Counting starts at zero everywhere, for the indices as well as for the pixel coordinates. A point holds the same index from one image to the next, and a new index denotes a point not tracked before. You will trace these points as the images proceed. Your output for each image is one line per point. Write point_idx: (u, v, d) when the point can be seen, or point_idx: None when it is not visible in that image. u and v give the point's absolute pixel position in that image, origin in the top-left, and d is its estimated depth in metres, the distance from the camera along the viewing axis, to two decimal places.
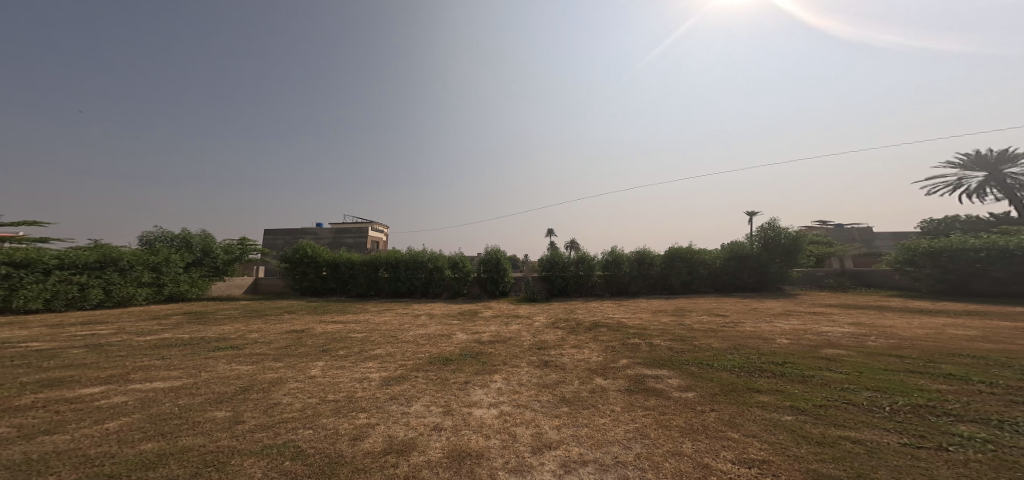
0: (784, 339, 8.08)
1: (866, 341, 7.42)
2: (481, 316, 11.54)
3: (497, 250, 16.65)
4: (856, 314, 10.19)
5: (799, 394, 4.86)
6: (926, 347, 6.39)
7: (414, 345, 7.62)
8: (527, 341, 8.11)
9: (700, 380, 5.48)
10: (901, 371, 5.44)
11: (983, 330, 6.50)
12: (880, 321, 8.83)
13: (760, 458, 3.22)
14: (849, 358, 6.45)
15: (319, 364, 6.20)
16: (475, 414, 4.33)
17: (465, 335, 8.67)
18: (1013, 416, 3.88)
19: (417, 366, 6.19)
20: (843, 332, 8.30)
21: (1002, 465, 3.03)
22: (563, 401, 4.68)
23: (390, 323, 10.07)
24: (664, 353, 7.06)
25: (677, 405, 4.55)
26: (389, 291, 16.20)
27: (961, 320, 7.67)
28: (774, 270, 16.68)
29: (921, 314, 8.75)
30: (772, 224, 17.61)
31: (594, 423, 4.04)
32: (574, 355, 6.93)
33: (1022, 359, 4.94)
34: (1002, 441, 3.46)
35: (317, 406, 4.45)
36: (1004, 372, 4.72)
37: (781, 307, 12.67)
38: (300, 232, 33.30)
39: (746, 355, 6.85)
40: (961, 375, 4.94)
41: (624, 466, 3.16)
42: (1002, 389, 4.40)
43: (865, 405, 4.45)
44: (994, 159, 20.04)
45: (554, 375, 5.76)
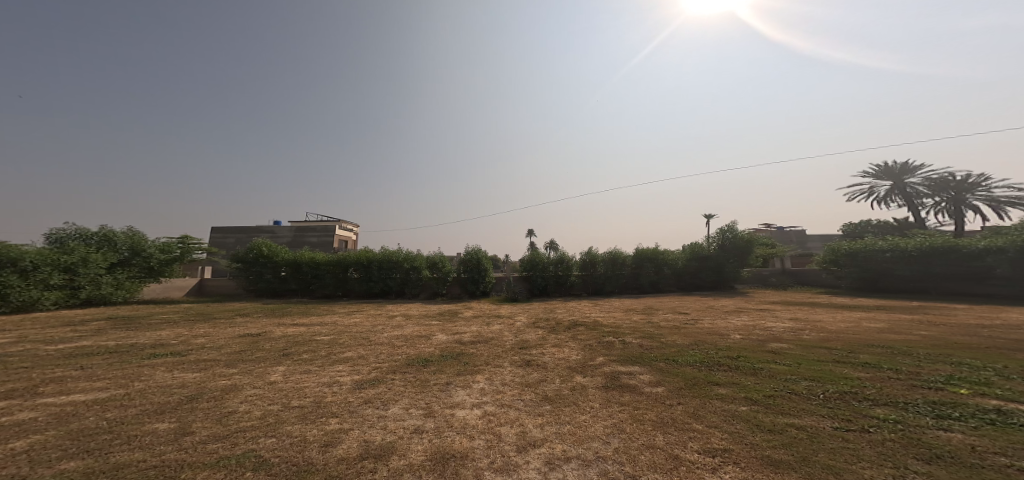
0: (736, 335, 8.62)
1: (803, 335, 8.08)
2: (459, 316, 11.42)
3: (477, 250, 16.50)
4: (795, 310, 11.06)
5: (752, 385, 5.20)
6: (849, 338, 7.07)
7: (388, 347, 7.40)
8: (509, 340, 8.11)
9: (667, 375, 5.73)
10: (830, 361, 5.97)
11: (890, 322, 7.30)
12: (813, 316, 9.66)
13: (724, 448, 3.41)
14: (790, 351, 6.98)
15: (282, 368, 5.87)
16: (459, 415, 4.28)
17: (444, 336, 8.54)
18: (917, 397, 4.36)
19: (394, 368, 6.03)
20: (785, 327, 8.98)
21: (910, 442, 3.40)
22: (545, 400, 4.72)
23: (361, 324, 9.72)
24: (635, 350, 7.31)
25: (648, 399, 4.72)
26: (362, 292, 15.61)
27: (874, 313, 8.57)
28: (730, 270, 17.75)
29: (843, 309, 9.67)
30: (729, 227, 18.74)
31: (576, 420, 4.12)
32: (554, 355, 6.99)
33: (920, 347, 5.56)
34: (909, 421, 3.89)
35: (280, 413, 4.21)
36: (906, 359, 5.29)
37: (734, 305, 13.50)
38: (255, 231, 31.37)
39: (709, 350, 7.23)
40: (874, 364, 5.50)
41: (604, 461, 3.24)
42: (906, 374, 4.93)
43: (805, 394, 4.84)
44: (898, 170, 22.47)
45: (536, 374, 5.80)
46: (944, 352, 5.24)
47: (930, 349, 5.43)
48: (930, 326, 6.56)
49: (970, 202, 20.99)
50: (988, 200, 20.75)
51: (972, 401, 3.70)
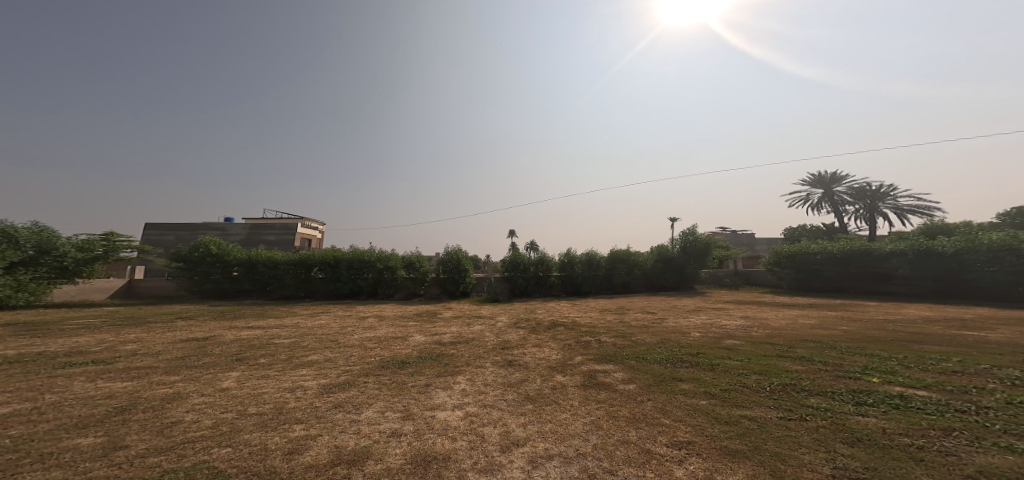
0: (696, 333, 9.07)
1: (752, 331, 8.65)
2: (437, 316, 11.21)
3: (457, 249, 16.33)
4: (745, 308, 11.82)
5: (710, 380, 5.49)
6: (789, 333, 7.64)
7: (359, 349, 7.13)
8: (491, 341, 8.08)
9: (639, 372, 5.92)
10: (774, 356, 6.42)
11: (821, 318, 8.00)
12: (759, 313, 10.37)
13: (689, 440, 3.55)
14: (741, 347, 7.44)
15: (236, 374, 5.51)
16: (440, 416, 4.19)
17: (421, 337, 8.35)
18: (840, 387, 4.78)
19: (368, 370, 5.82)
20: (737, 324, 9.56)
21: (838, 427, 3.70)
22: (527, 399, 4.73)
23: (328, 326, 9.33)
24: (610, 348, 7.50)
25: (622, 396, 4.85)
26: (328, 292, 14.93)
27: (807, 311, 9.35)
28: (691, 272, 18.64)
29: (786, 307, 10.45)
30: (690, 230, 19.68)
31: (557, 418, 4.16)
32: (535, 355, 7.01)
33: (843, 341, 6.10)
34: (836, 408, 4.25)
35: (235, 421, 3.94)
36: (831, 352, 5.81)
37: (694, 304, 14.18)
38: (204, 228, 29.20)
39: (672, 348, 7.56)
40: (807, 357, 5.96)
41: (584, 457, 3.29)
42: (832, 365, 5.40)
43: (754, 387, 5.16)
44: (828, 179, 24.56)
45: (518, 374, 5.80)
46: (859, 345, 5.81)
47: (850, 342, 6.01)
48: (850, 322, 7.26)
49: (881, 209, 23.38)
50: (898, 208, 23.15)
51: (880, 388, 4.11)
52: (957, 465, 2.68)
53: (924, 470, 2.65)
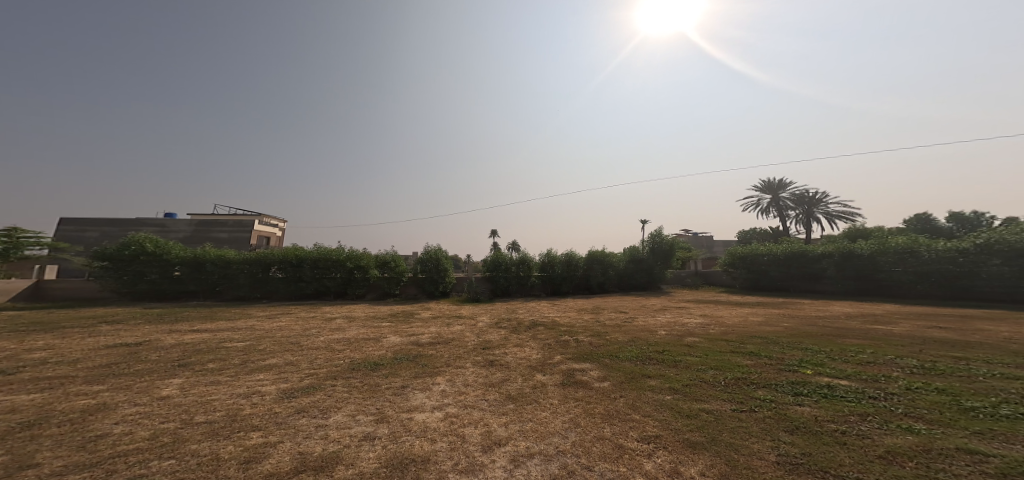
0: (662, 331, 9.43)
1: (709, 329, 9.13)
2: (415, 316, 10.95)
3: (437, 248, 15.98)
4: (703, 307, 12.46)
5: (674, 376, 5.72)
6: (740, 330, 8.13)
7: (326, 351, 6.84)
8: (471, 341, 8.01)
9: (612, 370, 6.07)
10: (727, 352, 6.79)
11: (769, 315, 8.60)
12: (715, 312, 10.98)
13: (657, 434, 3.65)
14: (701, 344, 7.82)
15: (179, 381, 5.17)
16: (417, 418, 4.09)
17: (397, 338, 8.13)
18: (779, 379, 5.14)
19: (337, 373, 5.59)
20: (698, 322, 10.06)
21: (780, 417, 3.90)
22: (509, 399, 4.72)
23: (289, 328, 8.91)
24: (587, 347, 7.65)
25: (597, 394, 4.96)
26: (289, 293, 14.27)
27: (756, 309, 10.02)
28: (659, 272, 19.32)
29: (740, 304, 11.10)
30: (657, 233, 20.35)
31: (538, 416, 4.19)
32: (517, 354, 7.01)
33: (785, 337, 6.56)
34: (778, 399, 4.55)
35: (178, 431, 3.69)
36: (774, 347, 6.25)
37: (660, 304, 14.70)
38: (142, 224, 26.78)
39: (641, 345, 7.82)
40: (756, 352, 6.36)
41: (564, 454, 3.31)
42: (776, 360, 5.78)
43: (712, 381, 5.43)
44: (775, 186, 26.28)
45: (499, 373, 5.79)
46: (796, 340, 6.30)
47: (789, 337, 6.50)
48: (788, 318, 7.89)
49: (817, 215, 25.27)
50: (831, 215, 25.21)
51: (813, 379, 4.45)
52: (871, 445, 2.92)
53: (849, 453, 2.88)
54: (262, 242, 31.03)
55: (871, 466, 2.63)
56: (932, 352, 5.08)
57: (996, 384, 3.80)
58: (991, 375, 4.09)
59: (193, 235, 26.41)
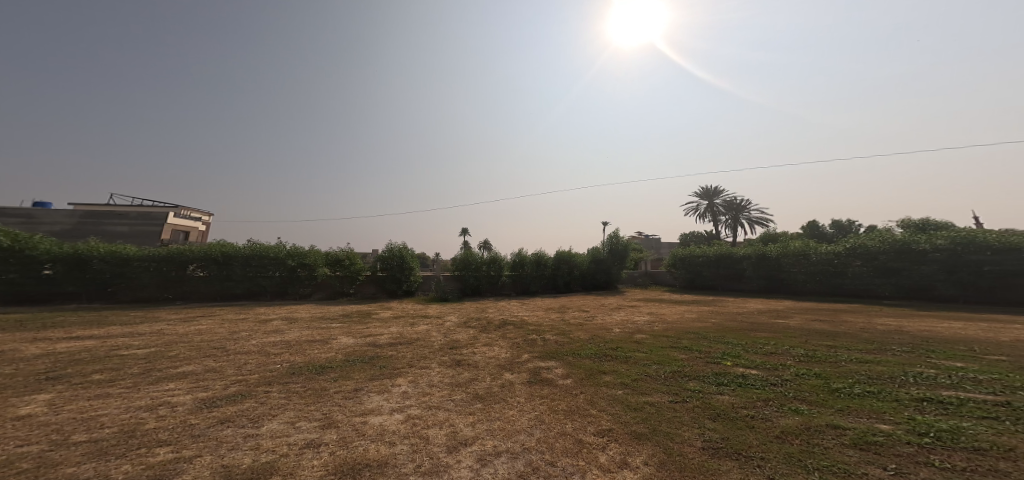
0: (615, 329, 9.81)
1: (655, 325, 9.67)
2: (373, 316, 10.24)
3: (402, 246, 15.42)
4: (651, 306, 13.12)
5: (624, 372, 5.90)
6: (678, 326, 8.65)
7: (258, 356, 6.15)
8: (437, 341, 7.32)
9: (573, 368, 6.09)
10: (671, 347, 7.15)
11: (700, 313, 9.40)
12: (660, 310, 11.71)
13: (612, 428, 3.65)
14: (649, 340, 8.22)
15: (45, 397, 4.30)
16: (372, 422, 3.70)
17: (349, 338, 7.47)
18: (702, 371, 5.57)
19: (272, 378, 4.98)
20: (646, 319, 10.61)
21: (705, 406, 4.16)
22: (476, 398, 4.46)
23: (212, 333, 8.05)
24: (553, 346, 7.63)
25: (561, 391, 4.90)
26: (214, 293, 12.78)
27: (691, 306, 10.86)
28: (615, 274, 20.01)
29: (685, 302, 11.83)
30: (613, 235, 21.00)
31: (505, 415, 4.02)
32: (485, 354, 6.66)
33: (713, 333, 7.08)
34: (703, 389, 4.82)
35: (44, 454, 3.01)
36: (706, 342, 6.72)
37: (615, 303, 15.21)
38: (8, 215, 22.07)
39: (598, 343, 8.08)
40: (690, 347, 6.80)
41: (529, 451, 3.20)
42: (703, 354, 6.25)
43: (655, 376, 5.66)
44: (710, 193, 28.33)
45: (467, 374, 5.42)
46: (718, 334, 6.95)
47: (716, 333, 7.05)
48: (715, 314, 8.70)
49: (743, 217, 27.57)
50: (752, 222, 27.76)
51: (732, 371, 4.89)
52: (772, 428, 3.23)
53: (756, 435, 3.18)
54: (177, 235, 27.01)
55: (772, 447, 2.90)
56: (813, 341, 5.79)
57: (856, 368, 4.37)
58: (850, 359, 4.76)
59: (77, 226, 22.22)
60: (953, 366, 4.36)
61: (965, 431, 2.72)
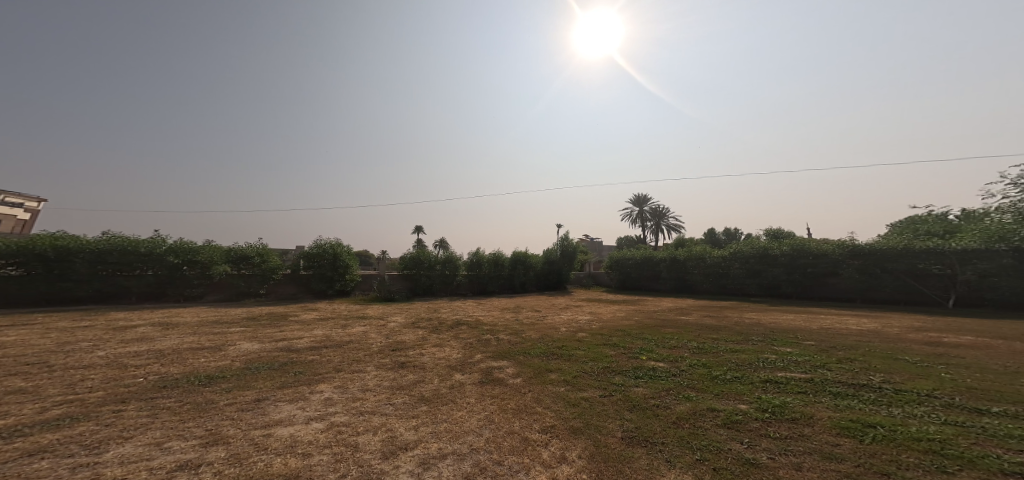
0: (563, 328, 10.00)
1: (595, 323, 10.13)
2: (293, 319, 9.36)
3: (337, 243, 14.61)
4: (594, 304, 13.70)
5: (569, 370, 5.80)
6: (615, 322, 9.09)
7: (110, 370, 4.93)
8: (377, 343, 6.81)
9: (523, 367, 5.90)
10: (609, 344, 7.35)
11: (630, 311, 10.20)
12: (599, 308, 12.37)
13: (552, 424, 3.57)
14: (592, 337, 8.50)
15: None
16: (278, 434, 3.11)
17: (254, 344, 6.59)
18: (619, 364, 5.96)
19: (129, 395, 3.99)
20: (588, 318, 11.09)
21: (625, 398, 4.30)
22: (421, 400, 3.99)
23: (47, 343, 6.39)
24: (505, 345, 7.43)
25: (511, 389, 4.65)
26: (39, 297, 10.14)
27: (626, 305, 11.62)
28: (568, 274, 20.61)
29: (626, 300, 12.47)
30: (565, 237, 21.69)
31: (453, 416, 3.64)
32: (434, 355, 6.23)
33: (642, 331, 7.42)
34: (620, 383, 4.94)
35: None
36: (639, 339, 7.05)
37: (563, 303, 15.58)
38: None
39: (547, 341, 8.08)
40: (621, 343, 7.17)
41: (477, 452, 2.92)
42: (628, 350, 6.60)
43: (592, 372, 5.66)
44: (639, 201, 30.34)
45: (411, 375, 4.90)
46: (638, 331, 7.55)
47: (642, 330, 7.48)
48: (641, 312, 9.42)
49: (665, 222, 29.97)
50: (672, 227, 30.45)
51: (645, 365, 5.28)
52: (665, 415, 3.60)
53: (658, 421, 3.47)
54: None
55: (666, 432, 3.21)
56: (703, 335, 6.50)
57: (727, 357, 5.01)
58: (726, 349, 5.42)
59: None
60: (783, 351, 5.18)
61: (786, 404, 3.27)
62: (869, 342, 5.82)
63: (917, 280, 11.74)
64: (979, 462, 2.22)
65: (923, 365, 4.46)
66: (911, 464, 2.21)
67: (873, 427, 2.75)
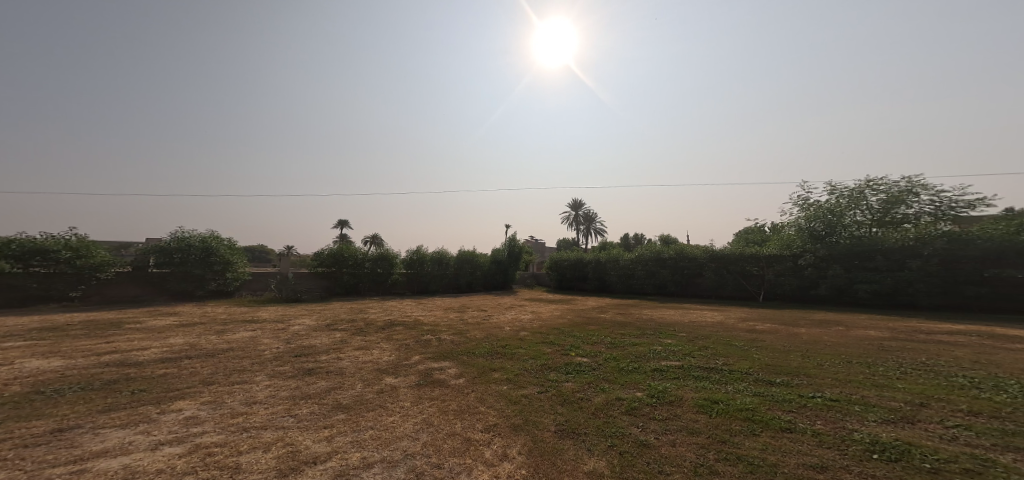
0: (508, 327, 10.14)
1: (533, 322, 10.38)
2: (130, 327, 7.91)
3: (213, 235, 13.16)
4: (530, 305, 14.18)
5: (513, 368, 5.90)
6: (557, 318, 9.42)
7: None
8: (269, 351, 6.19)
9: (467, 367, 5.89)
10: (546, 343, 7.59)
11: (564, 310, 10.74)
12: (540, 307, 12.69)
13: (495, 423, 3.62)
14: (532, 336, 8.72)
15: None
16: (99, 468, 2.55)
17: (52, 361, 5.31)
18: (557, 361, 6.18)
19: None
20: (529, 317, 11.37)
21: (558, 393, 4.49)
22: (338, 409, 3.77)
23: None
24: (448, 346, 7.34)
25: (453, 390, 4.63)
26: None
27: (564, 304, 12.09)
28: (512, 275, 20.84)
29: (561, 300, 12.94)
30: (512, 238, 21.95)
31: (381, 423, 3.51)
32: (358, 358, 6.00)
33: (575, 329, 7.80)
34: (551, 378, 5.12)
35: None
36: (570, 336, 7.37)
37: (511, 302, 15.80)
38: None
39: (492, 341, 8.13)
40: (555, 340, 7.47)
41: (412, 457, 2.85)
42: (559, 348, 6.83)
43: (533, 370, 5.82)
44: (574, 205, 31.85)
45: (324, 383, 4.64)
46: (562, 331, 7.93)
47: (572, 328, 7.86)
48: (576, 311, 9.91)
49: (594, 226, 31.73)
50: (598, 230, 32.66)
51: (575, 361, 5.55)
52: (582, 407, 3.83)
53: (581, 413, 3.68)
54: None
55: (587, 422, 3.42)
56: (619, 331, 7.00)
57: (630, 350, 5.48)
58: (626, 344, 5.94)
59: None
60: (663, 342, 5.83)
61: (666, 389, 3.68)
62: (714, 331, 6.81)
63: (745, 280, 14.18)
64: (770, 423, 2.75)
65: (743, 348, 5.31)
66: (740, 432, 2.64)
67: (716, 403, 3.22)
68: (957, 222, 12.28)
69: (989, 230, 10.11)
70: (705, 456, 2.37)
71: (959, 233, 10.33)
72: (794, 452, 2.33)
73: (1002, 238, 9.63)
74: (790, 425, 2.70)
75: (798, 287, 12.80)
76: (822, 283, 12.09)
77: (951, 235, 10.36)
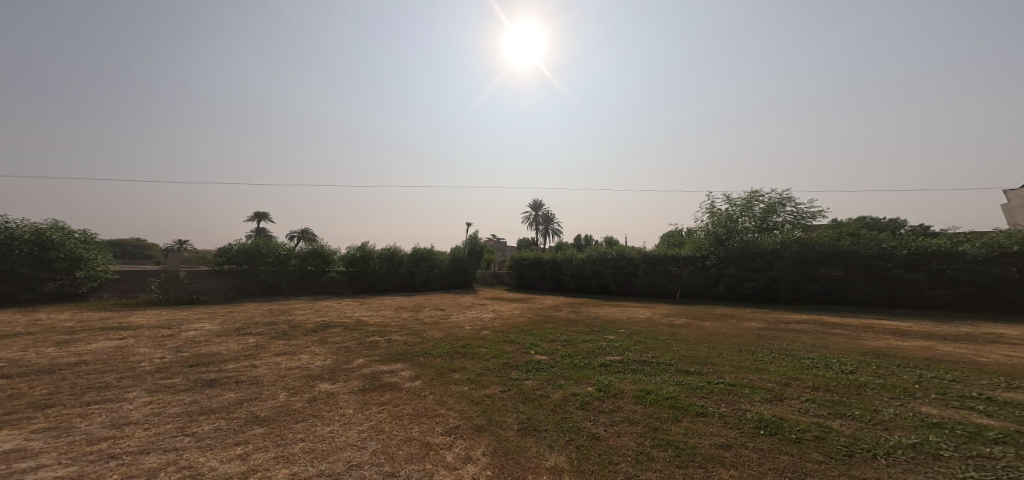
0: (468, 327, 10.03)
1: (489, 322, 10.26)
2: None
3: (55, 227, 11.36)
4: (485, 305, 14.11)
5: (472, 368, 5.87)
6: (518, 317, 9.44)
7: None
8: (144, 363, 5.57)
9: (424, 369, 5.77)
10: (508, 341, 7.59)
11: (528, 308, 10.76)
12: (501, 307, 12.63)
13: (456, 425, 3.59)
14: (494, 335, 8.68)
15: None
16: None
17: None
18: (517, 359, 6.22)
19: None
20: (492, 315, 11.30)
21: (515, 391, 4.54)
22: (256, 423, 3.55)
23: None
24: (399, 348, 7.13)
25: (408, 393, 4.52)
26: None
27: (517, 307, 12.18)
28: (473, 274, 20.64)
29: (518, 300, 13.02)
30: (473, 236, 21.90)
31: (316, 434, 3.35)
32: (281, 364, 5.68)
33: (528, 329, 7.88)
34: (509, 378, 5.15)
35: None
36: (529, 335, 7.44)
37: (473, 301, 15.72)
38: None
39: (451, 341, 8.00)
40: (514, 339, 7.50)
41: (359, 468, 2.76)
42: (520, 346, 6.87)
43: (495, 369, 5.83)
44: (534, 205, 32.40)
45: (235, 394, 4.35)
46: (515, 333, 7.98)
47: (531, 328, 7.92)
48: (529, 311, 10.04)
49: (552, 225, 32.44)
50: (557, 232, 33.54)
51: (533, 359, 5.62)
52: (538, 404, 3.90)
53: (538, 410, 3.74)
54: None
55: (547, 419, 3.49)
56: (572, 328, 7.16)
57: (579, 347, 5.63)
58: (570, 341, 6.12)
59: None
60: (596, 339, 6.04)
61: (609, 383, 3.84)
62: (645, 326, 7.24)
63: (667, 279, 15.05)
64: (688, 409, 2.97)
65: (666, 341, 5.69)
66: (666, 419, 2.82)
67: (649, 393, 3.42)
68: (806, 229, 15.32)
69: (825, 235, 12.08)
70: (643, 444, 2.51)
71: (807, 239, 12.18)
72: (706, 434, 2.53)
73: (831, 243, 11.51)
74: (703, 410, 2.93)
75: (703, 285, 13.87)
76: (721, 281, 13.17)
77: (802, 240, 12.19)
